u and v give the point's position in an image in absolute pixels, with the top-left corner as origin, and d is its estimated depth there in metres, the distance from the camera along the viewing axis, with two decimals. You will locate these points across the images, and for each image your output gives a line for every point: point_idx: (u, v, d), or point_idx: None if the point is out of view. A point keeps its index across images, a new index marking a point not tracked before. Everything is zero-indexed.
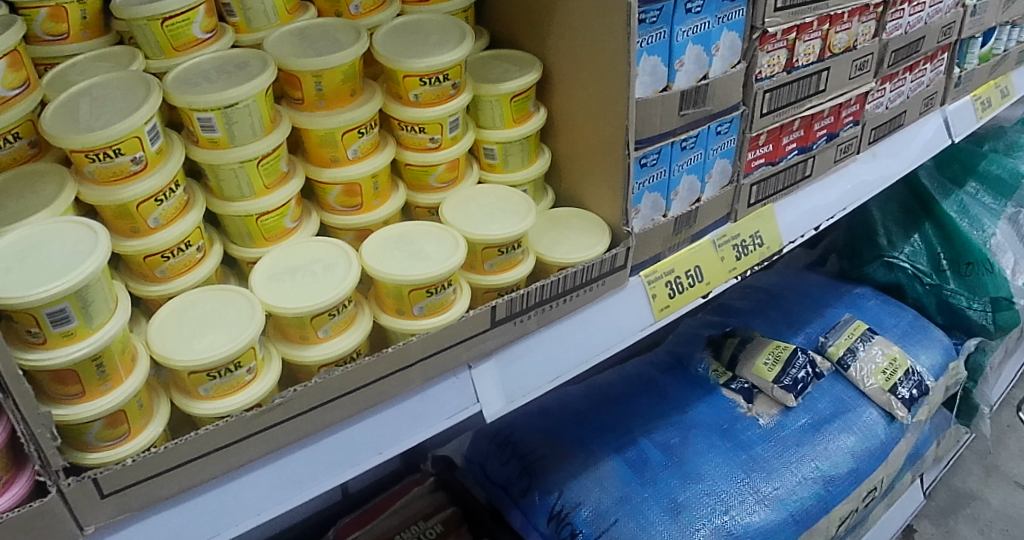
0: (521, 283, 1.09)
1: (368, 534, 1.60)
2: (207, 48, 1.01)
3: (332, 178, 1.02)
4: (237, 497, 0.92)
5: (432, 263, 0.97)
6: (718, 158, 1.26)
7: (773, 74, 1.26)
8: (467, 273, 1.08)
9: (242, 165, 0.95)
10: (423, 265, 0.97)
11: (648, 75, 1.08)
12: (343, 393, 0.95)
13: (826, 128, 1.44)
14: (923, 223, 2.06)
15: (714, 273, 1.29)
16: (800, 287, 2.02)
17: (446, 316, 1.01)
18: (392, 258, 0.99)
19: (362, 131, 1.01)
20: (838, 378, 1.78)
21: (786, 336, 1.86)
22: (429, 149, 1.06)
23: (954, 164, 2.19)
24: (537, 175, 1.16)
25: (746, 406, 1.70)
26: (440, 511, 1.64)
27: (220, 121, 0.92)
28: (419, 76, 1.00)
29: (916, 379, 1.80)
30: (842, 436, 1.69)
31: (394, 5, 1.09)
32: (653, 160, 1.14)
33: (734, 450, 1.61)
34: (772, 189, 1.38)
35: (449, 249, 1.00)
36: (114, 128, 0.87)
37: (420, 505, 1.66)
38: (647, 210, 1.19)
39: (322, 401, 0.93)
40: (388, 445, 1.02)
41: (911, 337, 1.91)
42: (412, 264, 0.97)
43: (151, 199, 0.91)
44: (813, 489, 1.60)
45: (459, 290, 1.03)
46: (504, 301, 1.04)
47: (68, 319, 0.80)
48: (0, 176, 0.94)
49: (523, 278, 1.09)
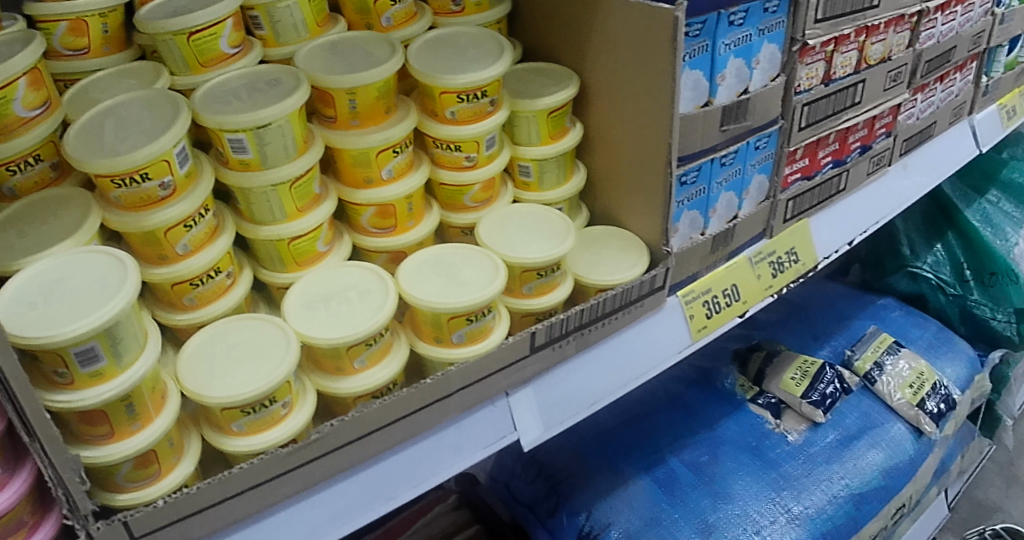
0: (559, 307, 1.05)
1: None
2: (235, 63, 0.98)
3: (366, 199, 0.98)
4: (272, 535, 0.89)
5: (472, 290, 0.93)
6: (756, 173, 1.22)
7: (811, 87, 1.21)
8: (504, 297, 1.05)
9: (274, 188, 0.92)
10: (463, 291, 0.93)
11: (689, 90, 1.03)
12: (381, 426, 0.92)
13: (860, 140, 1.40)
14: (946, 232, 2.01)
15: (751, 291, 1.25)
16: (823, 298, 1.99)
17: (486, 343, 0.98)
18: (430, 284, 0.95)
19: (398, 150, 0.97)
20: (865, 393, 1.74)
21: (811, 349, 1.83)
22: (465, 168, 1.02)
23: (975, 171, 2.14)
24: (573, 193, 1.11)
25: (774, 422, 1.67)
26: (463, 529, 1.61)
27: (252, 142, 0.89)
28: (456, 92, 0.96)
29: (944, 394, 1.76)
30: (869, 451, 1.65)
31: (425, 17, 1.06)
32: (694, 177, 1.10)
33: (765, 468, 1.58)
34: (807, 204, 1.34)
35: (488, 273, 0.96)
36: (142, 153, 0.84)
37: (443, 523, 1.63)
38: (685, 229, 1.15)
39: (360, 434, 0.90)
40: (424, 475, 0.98)
41: (936, 349, 1.86)
42: (452, 291, 0.93)
43: (180, 224, 0.89)
44: (844, 507, 1.56)
45: (498, 316, 1.00)
46: (544, 326, 1.01)
47: (97, 358, 0.76)
48: (22, 201, 0.90)
49: (562, 301, 1.05)
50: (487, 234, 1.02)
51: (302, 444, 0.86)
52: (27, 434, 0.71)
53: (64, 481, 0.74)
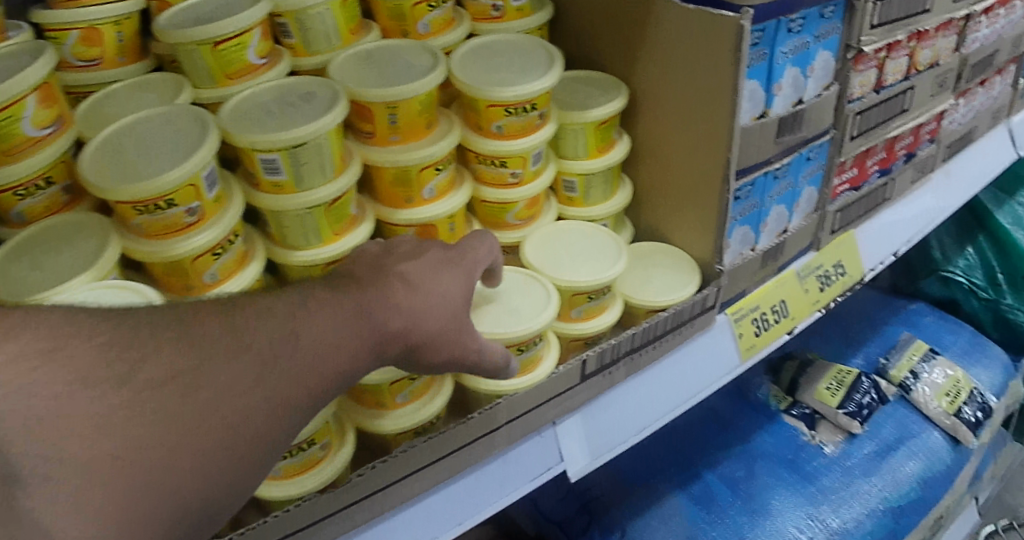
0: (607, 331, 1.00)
1: None
2: (263, 75, 0.92)
3: (406, 220, 0.92)
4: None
5: (524, 318, 0.87)
6: (806, 186, 1.16)
7: (863, 95, 1.14)
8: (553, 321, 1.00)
9: (310, 211, 0.86)
10: (514, 320, 0.88)
11: (747, 101, 0.97)
12: (426, 464, 0.86)
13: (905, 148, 1.33)
14: (978, 234, 1.88)
15: (799, 307, 1.19)
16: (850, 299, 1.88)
17: (535, 374, 0.93)
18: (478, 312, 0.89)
19: (440, 168, 0.91)
20: (902, 403, 1.53)
21: (845, 357, 1.65)
22: (510, 185, 0.96)
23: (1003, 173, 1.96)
24: (620, 208, 1.06)
25: (809, 433, 1.46)
26: None
27: (287, 163, 0.83)
28: (503, 105, 0.90)
29: (980, 401, 1.56)
30: (910, 461, 1.44)
31: (463, 25, 1.00)
32: (747, 192, 1.05)
33: (799, 481, 1.38)
34: (854, 216, 1.28)
35: (540, 300, 0.90)
36: (169, 178, 0.78)
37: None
38: (737, 245, 1.09)
39: (404, 474, 0.85)
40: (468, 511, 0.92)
41: (971, 355, 1.68)
42: (503, 320, 0.88)
43: (208, 253, 0.83)
44: (884, 522, 1.36)
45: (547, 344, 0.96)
46: (595, 353, 0.95)
47: None
48: (35, 227, 0.84)
49: (610, 325, 0.99)
50: (536, 255, 0.97)
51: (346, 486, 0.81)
52: None
53: None
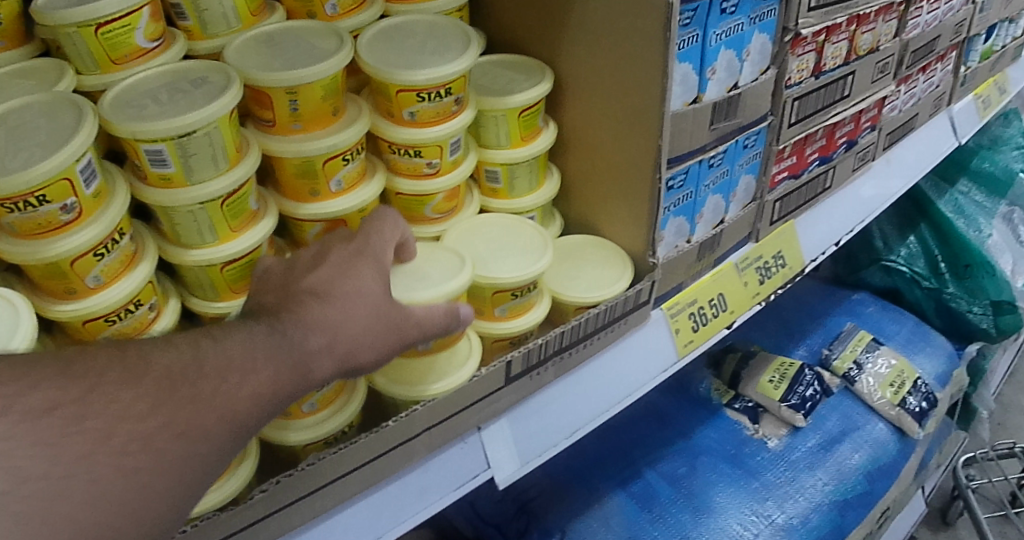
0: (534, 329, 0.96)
1: None
2: (155, 60, 0.85)
3: (312, 215, 0.85)
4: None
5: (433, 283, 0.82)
6: (743, 174, 1.12)
7: (802, 80, 1.11)
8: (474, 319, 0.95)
9: (203, 206, 0.79)
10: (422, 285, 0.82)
11: (679, 85, 0.92)
12: (337, 477, 0.79)
13: (846, 136, 1.30)
14: (920, 224, 1.86)
15: (737, 300, 1.15)
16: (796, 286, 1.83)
17: (454, 379, 0.88)
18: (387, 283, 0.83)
19: (349, 158, 0.85)
20: (846, 395, 1.51)
21: (786, 350, 1.61)
22: (426, 175, 0.90)
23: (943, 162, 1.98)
24: (548, 199, 1.01)
25: (751, 428, 1.43)
26: None
27: (174, 154, 0.76)
28: (416, 90, 0.84)
29: (926, 391, 1.53)
30: (855, 453, 1.42)
31: (376, 4, 0.94)
32: (681, 181, 1.01)
33: (742, 475, 1.35)
34: (794, 205, 1.25)
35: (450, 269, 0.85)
36: (40, 170, 0.70)
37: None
38: (671, 237, 1.05)
39: (311, 489, 0.78)
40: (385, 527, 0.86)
41: (914, 345, 1.67)
42: (411, 285, 0.82)
43: (89, 253, 0.76)
44: (828, 515, 1.33)
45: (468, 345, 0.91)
46: (521, 353, 0.88)
47: None
48: None
49: (538, 323, 0.95)
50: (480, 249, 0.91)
51: (245, 506, 0.74)
52: None
53: None
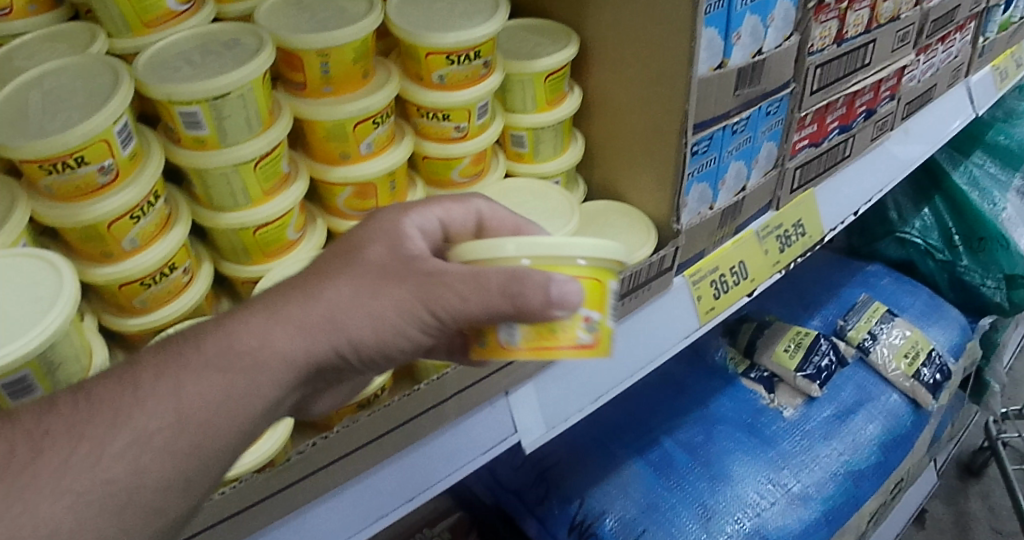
0: None
1: None
2: (185, 23, 0.84)
3: (342, 178, 0.87)
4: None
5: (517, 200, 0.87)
6: (765, 141, 1.12)
7: (823, 47, 1.10)
8: None
9: (236, 168, 0.80)
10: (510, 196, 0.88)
11: (704, 51, 0.92)
12: (372, 439, 0.81)
13: (866, 105, 1.30)
14: (934, 197, 1.80)
15: (758, 268, 1.15)
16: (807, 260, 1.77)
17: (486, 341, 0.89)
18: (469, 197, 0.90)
19: (379, 121, 0.86)
20: (861, 366, 1.46)
21: (800, 320, 1.56)
22: (454, 139, 0.91)
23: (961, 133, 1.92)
24: (571, 164, 1.01)
25: (768, 397, 1.39)
26: (447, 516, 1.30)
27: (209, 116, 0.76)
28: (445, 53, 0.85)
29: (941, 362, 1.49)
30: (868, 426, 1.38)
31: None
32: (705, 147, 0.99)
33: (758, 444, 1.32)
34: (814, 173, 1.25)
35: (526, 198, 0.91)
36: (78, 132, 0.70)
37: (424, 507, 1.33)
38: (694, 204, 1.04)
39: (348, 451, 0.79)
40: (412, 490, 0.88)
41: (929, 316, 1.62)
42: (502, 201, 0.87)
43: (126, 216, 0.76)
44: (843, 485, 1.30)
45: None
46: None
47: (30, 389, 0.66)
48: None
49: None
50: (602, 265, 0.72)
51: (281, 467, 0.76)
52: None
53: None
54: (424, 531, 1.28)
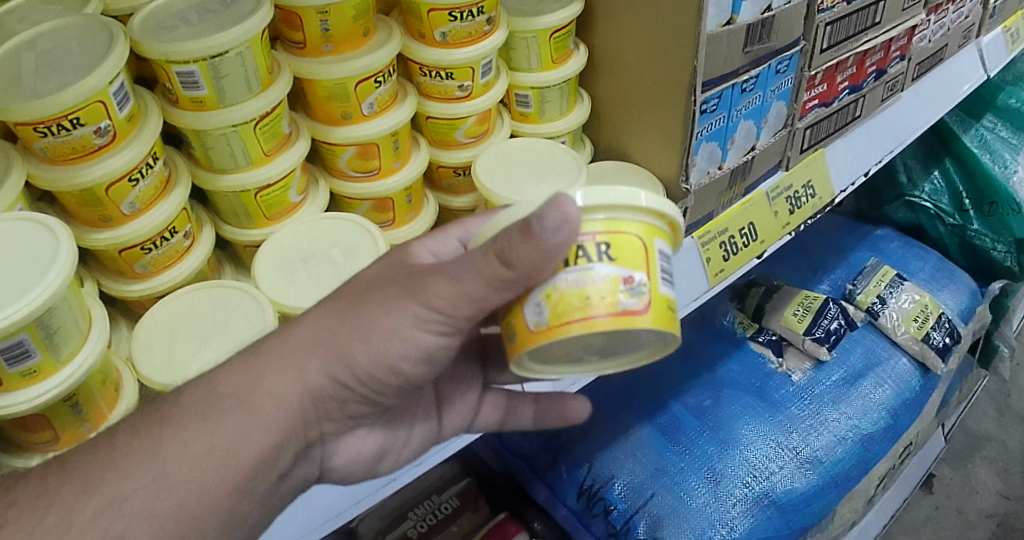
0: None
1: (374, 513, 1.25)
2: None
3: (344, 138, 0.86)
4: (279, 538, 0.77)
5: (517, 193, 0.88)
6: (775, 100, 1.08)
7: (834, 4, 1.05)
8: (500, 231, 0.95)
9: (236, 129, 0.78)
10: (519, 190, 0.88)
11: (713, 7, 0.87)
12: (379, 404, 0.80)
13: (876, 64, 1.22)
14: (944, 158, 1.67)
15: (768, 229, 1.12)
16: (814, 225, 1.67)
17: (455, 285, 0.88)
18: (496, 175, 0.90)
19: (380, 80, 0.85)
20: (869, 329, 1.42)
21: (809, 284, 1.52)
22: (457, 98, 0.92)
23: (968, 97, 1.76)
24: (578, 124, 1.01)
25: (776, 362, 1.36)
26: (455, 482, 1.29)
27: (206, 76, 0.75)
28: (447, 9, 0.84)
29: (950, 325, 1.43)
30: (878, 389, 1.34)
31: None
32: (714, 105, 0.96)
33: (766, 408, 1.29)
34: (824, 133, 1.20)
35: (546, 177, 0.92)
36: (73, 93, 0.69)
37: (429, 474, 1.30)
38: (702, 164, 1.00)
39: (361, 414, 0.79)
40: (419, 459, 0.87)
41: (938, 280, 1.55)
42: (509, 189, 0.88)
43: (124, 178, 0.74)
44: (853, 448, 1.27)
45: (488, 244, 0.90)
46: None
47: (28, 354, 0.65)
48: None
49: None
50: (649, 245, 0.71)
51: None
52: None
53: None
54: (430, 499, 1.26)
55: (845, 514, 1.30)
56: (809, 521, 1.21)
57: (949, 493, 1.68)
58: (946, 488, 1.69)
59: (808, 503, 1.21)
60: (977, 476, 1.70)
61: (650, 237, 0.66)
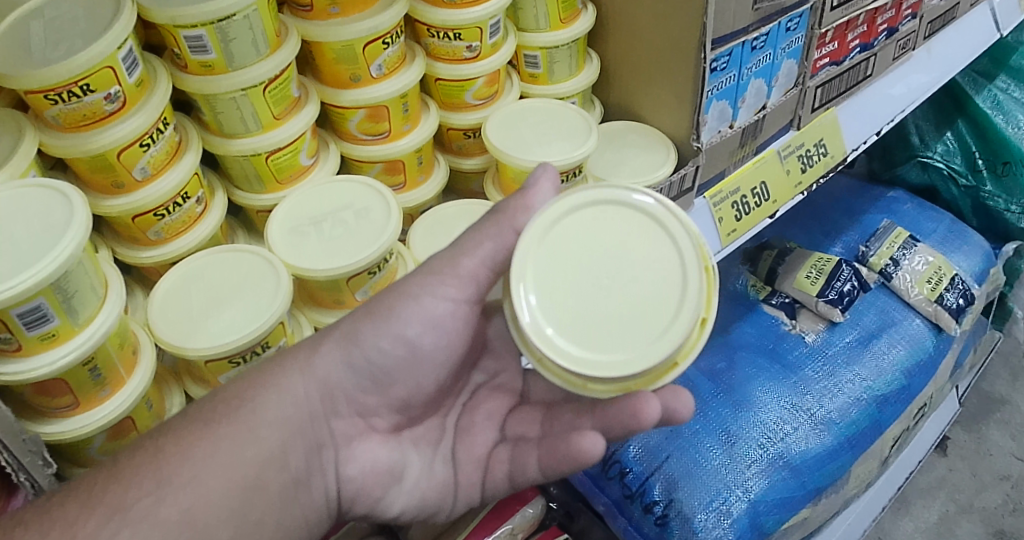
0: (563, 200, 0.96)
1: None
2: None
3: (353, 101, 0.86)
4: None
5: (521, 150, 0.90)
6: (786, 59, 1.04)
7: None
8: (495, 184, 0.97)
9: (245, 92, 0.79)
10: (522, 148, 0.90)
11: None
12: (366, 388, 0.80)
13: (887, 22, 1.16)
14: (956, 119, 1.61)
15: (781, 188, 1.09)
16: (826, 187, 1.65)
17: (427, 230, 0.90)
18: (508, 133, 0.92)
19: (388, 42, 0.85)
20: (881, 291, 1.41)
21: (821, 247, 1.51)
22: (466, 59, 0.92)
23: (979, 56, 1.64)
24: (587, 84, 1.01)
25: (789, 323, 1.36)
26: None
27: (214, 40, 0.75)
28: None
29: (964, 286, 1.41)
30: (891, 351, 1.33)
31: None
32: (724, 64, 0.94)
33: (780, 370, 1.28)
34: (835, 92, 1.14)
35: (554, 130, 0.93)
36: (82, 59, 0.68)
37: None
38: (714, 122, 1.00)
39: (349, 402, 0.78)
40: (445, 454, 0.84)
41: (951, 243, 1.51)
42: (516, 146, 0.90)
43: (135, 144, 0.74)
44: (866, 410, 1.27)
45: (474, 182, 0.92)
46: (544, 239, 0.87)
47: (46, 319, 0.65)
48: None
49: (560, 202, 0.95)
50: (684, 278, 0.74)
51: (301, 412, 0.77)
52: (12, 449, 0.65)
53: (25, 465, 0.66)
54: None
55: (861, 475, 1.30)
56: (824, 482, 1.21)
57: (963, 455, 1.68)
58: (960, 450, 1.68)
59: (822, 464, 1.21)
60: (992, 438, 1.70)
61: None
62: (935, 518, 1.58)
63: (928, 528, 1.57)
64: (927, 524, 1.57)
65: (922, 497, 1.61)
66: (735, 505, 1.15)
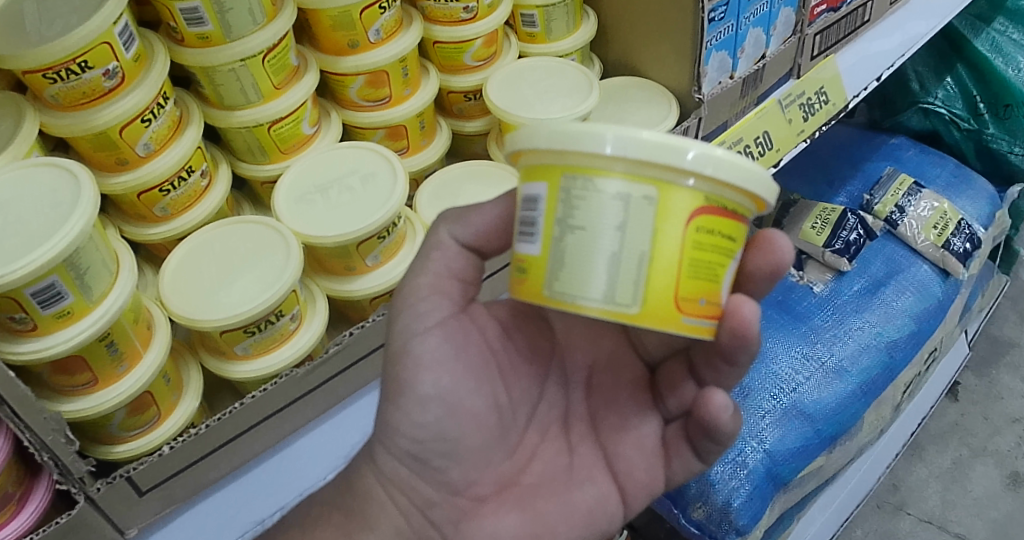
0: (441, 160, 0.98)
1: None
2: (304, 74, 0.86)
3: (353, 68, 0.87)
4: (279, 464, 0.84)
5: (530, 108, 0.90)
6: (783, 6, 1.03)
7: None
8: (428, 190, 0.93)
9: (244, 63, 0.79)
10: (530, 106, 0.91)
11: None
12: (317, 385, 0.82)
13: None
14: (956, 63, 1.58)
15: (782, 138, 1.03)
16: (826, 138, 1.65)
17: (379, 266, 0.86)
18: (517, 94, 0.93)
19: (384, 6, 0.85)
20: (888, 239, 1.40)
21: (825, 197, 1.51)
22: (463, 21, 0.92)
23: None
24: (585, 41, 1.01)
25: (796, 274, 1.36)
26: None
27: (210, 11, 0.75)
28: None
29: (970, 231, 1.40)
30: (900, 297, 1.33)
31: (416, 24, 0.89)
32: (722, 13, 0.93)
33: (789, 320, 1.29)
34: (834, 38, 1.12)
35: (565, 90, 0.93)
36: (77, 36, 0.68)
37: None
38: (714, 73, 0.99)
39: (325, 379, 0.82)
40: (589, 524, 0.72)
41: (956, 188, 1.50)
42: (531, 103, 0.91)
43: (137, 119, 0.75)
44: (879, 356, 1.27)
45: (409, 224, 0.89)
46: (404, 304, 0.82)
47: (60, 296, 0.66)
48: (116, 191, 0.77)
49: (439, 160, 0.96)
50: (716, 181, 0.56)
51: (321, 360, 0.80)
52: (30, 428, 0.65)
53: (48, 443, 0.67)
54: None
55: (874, 422, 1.31)
56: (838, 429, 1.22)
57: (974, 399, 1.68)
58: (972, 395, 1.69)
59: (835, 413, 1.21)
60: (1002, 382, 1.70)
61: (552, 168, 0.58)
62: (949, 462, 1.59)
63: (942, 473, 1.58)
64: (941, 469, 1.58)
65: (935, 442, 1.62)
66: (752, 456, 1.15)
